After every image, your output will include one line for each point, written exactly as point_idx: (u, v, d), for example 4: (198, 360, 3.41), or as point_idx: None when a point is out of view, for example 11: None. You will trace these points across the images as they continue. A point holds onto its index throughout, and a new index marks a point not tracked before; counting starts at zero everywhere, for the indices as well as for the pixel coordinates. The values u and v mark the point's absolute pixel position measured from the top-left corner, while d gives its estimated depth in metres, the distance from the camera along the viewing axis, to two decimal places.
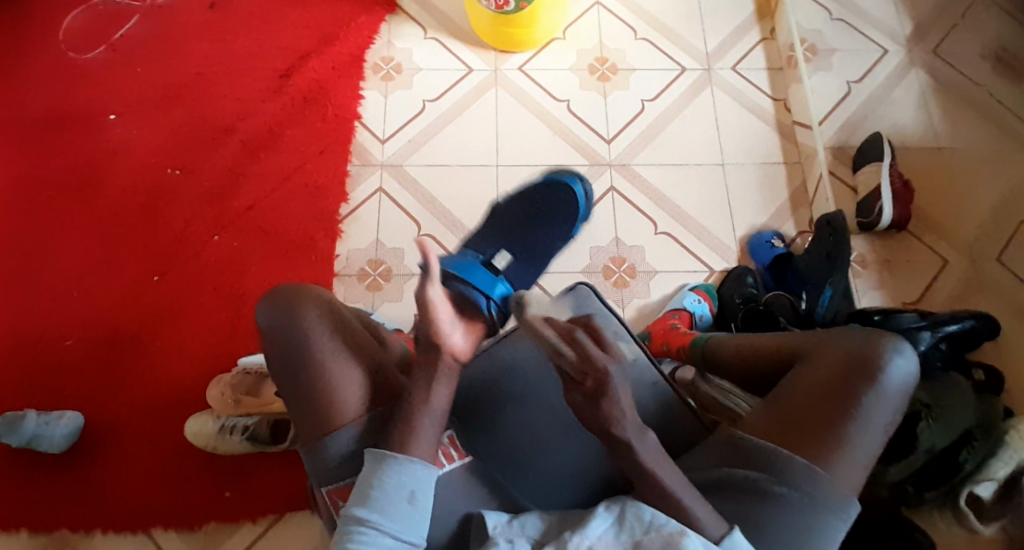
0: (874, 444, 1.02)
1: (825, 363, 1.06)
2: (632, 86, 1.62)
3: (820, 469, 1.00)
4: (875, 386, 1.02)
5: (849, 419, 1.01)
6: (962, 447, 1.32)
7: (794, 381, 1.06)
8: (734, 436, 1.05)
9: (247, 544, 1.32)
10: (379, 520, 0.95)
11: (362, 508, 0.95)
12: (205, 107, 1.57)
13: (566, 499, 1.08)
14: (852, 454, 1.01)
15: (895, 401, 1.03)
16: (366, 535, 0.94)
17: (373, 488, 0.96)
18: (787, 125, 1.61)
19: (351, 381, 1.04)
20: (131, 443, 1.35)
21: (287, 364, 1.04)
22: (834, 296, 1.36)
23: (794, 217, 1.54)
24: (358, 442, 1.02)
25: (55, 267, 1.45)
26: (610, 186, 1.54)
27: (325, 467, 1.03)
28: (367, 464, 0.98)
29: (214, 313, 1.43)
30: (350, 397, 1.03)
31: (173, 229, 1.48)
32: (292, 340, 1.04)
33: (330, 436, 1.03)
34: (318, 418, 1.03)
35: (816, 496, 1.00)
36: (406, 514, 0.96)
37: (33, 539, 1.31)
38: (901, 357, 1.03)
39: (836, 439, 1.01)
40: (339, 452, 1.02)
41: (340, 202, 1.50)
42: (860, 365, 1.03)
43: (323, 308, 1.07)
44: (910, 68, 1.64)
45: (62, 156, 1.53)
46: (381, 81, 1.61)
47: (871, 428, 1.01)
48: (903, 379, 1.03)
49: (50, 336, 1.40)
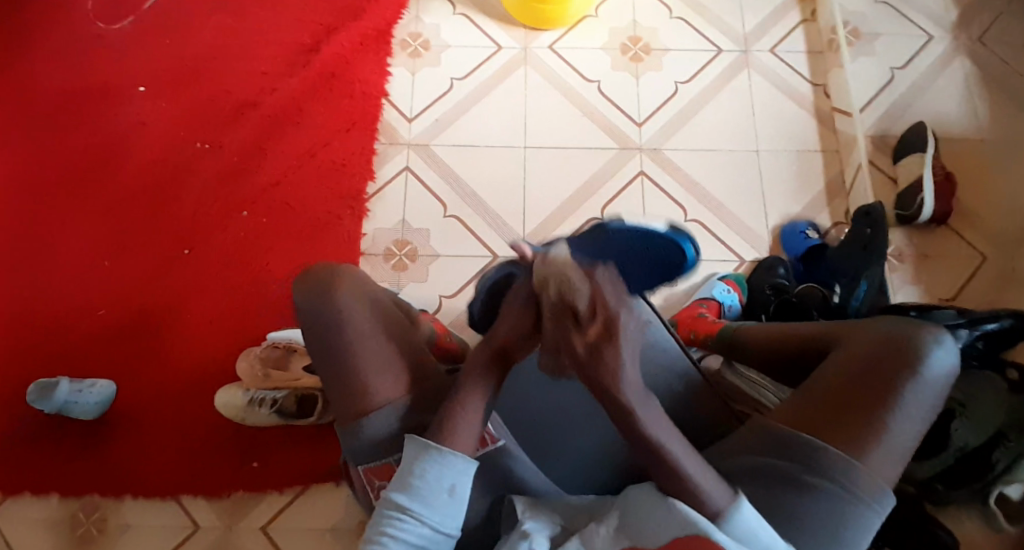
0: (911, 435, 1.01)
1: (864, 354, 1.05)
2: (665, 67, 1.59)
3: (856, 460, 0.99)
4: (915, 378, 1.01)
5: (886, 410, 1.00)
6: (995, 446, 1.30)
7: (831, 369, 1.06)
8: (766, 425, 1.04)
9: (273, 513, 1.35)
10: (419, 510, 0.93)
11: (404, 496, 0.94)
12: (236, 82, 1.58)
13: (588, 481, 1.08)
14: (888, 445, 1.00)
15: (934, 394, 1.02)
16: (406, 524, 0.93)
17: (415, 477, 0.94)
18: (825, 112, 1.57)
19: (381, 364, 1.04)
20: (160, 413, 1.39)
21: (318, 348, 1.05)
22: (869, 290, 1.31)
23: (829, 208, 1.50)
24: (387, 423, 1.02)
25: (90, 238, 1.48)
26: (640, 170, 1.51)
27: (358, 447, 1.04)
28: (410, 451, 0.95)
29: (242, 288, 1.45)
30: (379, 379, 1.03)
31: (204, 203, 1.50)
32: (323, 324, 1.04)
33: (361, 417, 1.03)
34: (350, 399, 1.04)
35: (850, 488, 0.99)
36: (447, 506, 0.94)
37: (66, 502, 1.35)
38: (943, 348, 1.02)
39: (873, 431, 1.00)
40: (370, 433, 1.02)
41: (367, 180, 1.50)
42: (899, 355, 1.03)
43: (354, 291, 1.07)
44: (955, 55, 1.59)
45: (95, 129, 1.55)
46: (409, 57, 1.60)
47: (908, 420, 1.01)
48: (944, 370, 1.02)
49: (81, 306, 1.44)
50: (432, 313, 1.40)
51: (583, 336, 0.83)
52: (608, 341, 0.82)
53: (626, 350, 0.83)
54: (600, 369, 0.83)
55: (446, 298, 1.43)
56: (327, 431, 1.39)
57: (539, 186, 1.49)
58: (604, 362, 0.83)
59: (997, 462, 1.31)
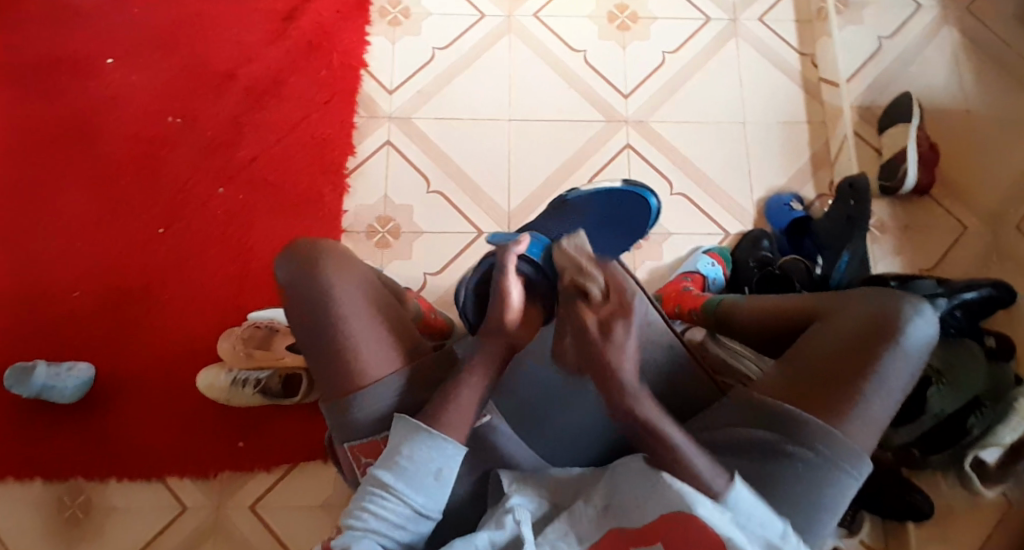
0: (888, 405, 1.03)
1: (846, 324, 1.07)
2: (653, 37, 1.56)
3: (836, 429, 1.01)
4: (895, 348, 1.03)
5: (864, 380, 1.03)
6: (971, 412, 1.33)
7: (809, 342, 1.08)
8: (749, 396, 1.06)
9: (262, 491, 1.34)
10: (403, 490, 0.95)
11: (389, 475, 0.96)
12: (207, 51, 1.53)
13: (582, 452, 1.07)
14: (868, 415, 1.02)
15: (914, 363, 1.04)
16: (389, 503, 0.95)
17: (403, 457, 0.96)
18: (813, 82, 1.56)
19: (373, 340, 1.04)
20: (142, 396, 1.36)
21: (310, 321, 1.05)
22: (851, 262, 1.33)
23: (814, 179, 1.50)
24: (377, 401, 1.02)
25: (60, 215, 1.43)
26: (626, 143, 1.49)
27: (348, 424, 1.03)
28: (397, 431, 0.98)
29: (220, 267, 1.41)
30: (371, 355, 1.04)
31: (179, 178, 1.45)
32: (315, 297, 1.05)
33: (352, 393, 1.03)
34: (340, 375, 1.04)
35: (829, 456, 1.01)
36: (431, 489, 0.96)
37: (49, 486, 1.33)
38: (921, 319, 1.05)
39: (850, 399, 1.02)
40: (365, 409, 1.02)
41: (347, 154, 1.47)
42: (878, 326, 1.05)
43: (345, 267, 1.07)
44: (942, 25, 1.58)
45: (61, 102, 1.49)
46: (388, 26, 1.55)
47: (889, 390, 1.03)
48: (922, 340, 1.05)
49: (53, 287, 1.40)
50: (417, 292, 1.38)
51: (596, 312, 0.89)
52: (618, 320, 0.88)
53: (632, 334, 0.88)
54: (603, 358, 0.88)
55: (431, 276, 1.41)
56: (314, 410, 1.38)
57: (524, 160, 1.47)
58: (615, 342, 0.88)
59: (973, 427, 1.33)
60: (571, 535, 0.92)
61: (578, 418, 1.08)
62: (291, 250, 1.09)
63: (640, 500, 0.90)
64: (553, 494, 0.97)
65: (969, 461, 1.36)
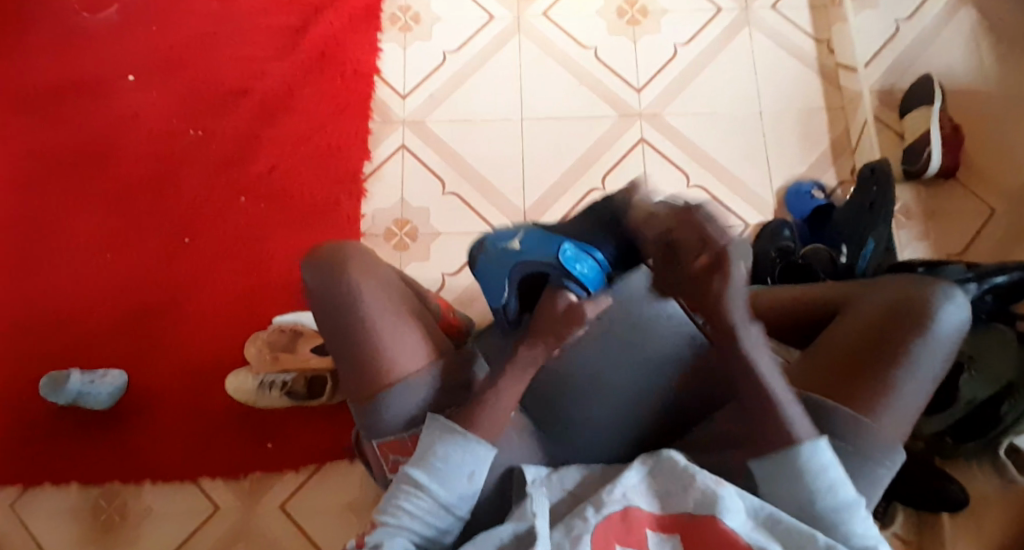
0: (921, 390, 1.03)
1: (872, 311, 1.06)
2: (662, 30, 1.56)
3: (866, 417, 1.01)
4: (924, 332, 1.03)
5: (895, 368, 1.02)
6: (1003, 400, 1.28)
7: (835, 330, 1.08)
8: None
9: (291, 491, 1.37)
10: (437, 491, 0.96)
11: (423, 475, 0.97)
12: (226, 65, 1.58)
13: (604, 451, 1.06)
14: (900, 402, 1.02)
15: (945, 347, 1.03)
16: (422, 501, 0.96)
17: (436, 458, 0.97)
18: (829, 68, 1.54)
19: (395, 343, 1.05)
20: (172, 400, 1.41)
21: (337, 325, 1.06)
22: (876, 249, 1.30)
23: (834, 166, 1.48)
24: (400, 404, 1.03)
25: (93, 229, 1.49)
26: (639, 137, 1.49)
27: (372, 425, 1.04)
28: (426, 430, 0.99)
29: (245, 274, 1.45)
30: (396, 355, 1.04)
31: (204, 190, 1.50)
32: (341, 301, 1.06)
33: (375, 395, 1.04)
34: (363, 376, 1.05)
35: (861, 445, 1.01)
36: (464, 488, 0.97)
37: (87, 490, 1.37)
38: (953, 303, 1.04)
39: (881, 387, 1.02)
40: (393, 409, 1.03)
41: (363, 160, 1.50)
42: (907, 313, 1.04)
43: (368, 269, 1.08)
44: (960, 5, 1.55)
45: (93, 122, 1.55)
46: (399, 32, 1.58)
47: (919, 376, 1.02)
48: (955, 325, 1.04)
49: (88, 300, 1.45)
50: (435, 292, 1.39)
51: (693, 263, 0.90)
52: (719, 267, 0.89)
53: (732, 281, 0.90)
54: (712, 288, 0.91)
55: (448, 275, 1.42)
56: (340, 412, 1.41)
57: (537, 158, 1.48)
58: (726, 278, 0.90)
59: (1007, 415, 1.29)
60: (585, 515, 0.92)
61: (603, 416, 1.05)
62: (314, 257, 1.10)
63: (670, 492, 0.94)
64: (579, 485, 0.98)
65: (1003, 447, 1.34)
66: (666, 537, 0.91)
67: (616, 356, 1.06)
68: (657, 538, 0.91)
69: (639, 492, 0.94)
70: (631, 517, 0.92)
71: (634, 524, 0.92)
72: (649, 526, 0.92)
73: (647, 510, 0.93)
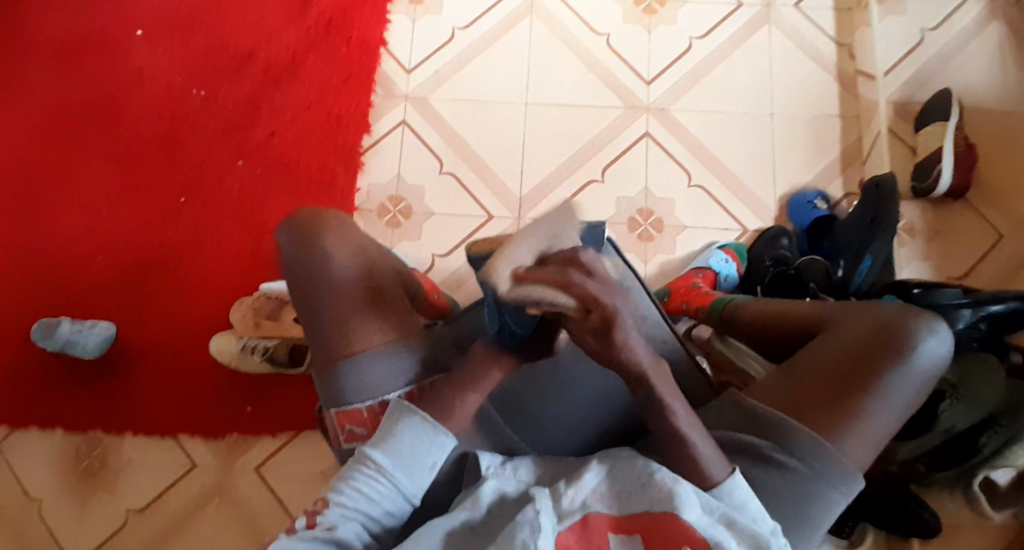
0: (888, 422, 1.01)
1: (854, 334, 1.04)
2: (679, 21, 1.52)
3: (829, 440, 0.99)
4: (899, 366, 1.01)
5: (865, 396, 1.00)
6: (983, 431, 1.24)
7: (810, 350, 1.05)
8: (741, 401, 1.03)
9: (267, 456, 1.39)
10: (397, 477, 0.92)
11: (384, 458, 0.93)
12: (233, 24, 1.56)
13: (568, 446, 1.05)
14: (865, 431, 0.99)
15: (918, 382, 1.02)
16: (379, 486, 0.92)
17: (400, 443, 0.94)
18: (848, 74, 1.49)
19: (373, 312, 1.05)
20: (157, 356, 1.42)
21: (307, 290, 1.06)
22: (873, 265, 1.28)
23: (841, 177, 1.44)
24: (361, 375, 1.02)
25: (91, 179, 1.49)
26: (644, 132, 1.47)
27: (334, 391, 1.03)
28: (393, 414, 0.96)
29: (237, 240, 1.45)
30: (363, 324, 1.04)
31: (202, 149, 1.50)
32: (313, 266, 1.06)
33: (342, 359, 1.03)
34: (328, 341, 1.04)
35: (818, 468, 0.98)
36: (424, 478, 0.94)
37: (71, 437, 1.40)
38: (935, 338, 1.02)
39: (850, 413, 0.99)
40: (354, 378, 1.02)
41: (363, 132, 1.49)
42: (885, 343, 1.02)
43: (345, 237, 1.09)
44: (990, 19, 1.50)
45: (97, 71, 1.55)
46: (410, 4, 1.55)
47: (888, 406, 1.01)
48: (933, 359, 1.03)
49: (80, 252, 1.46)
50: (422, 272, 1.39)
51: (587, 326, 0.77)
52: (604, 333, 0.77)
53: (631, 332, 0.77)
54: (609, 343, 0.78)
55: (438, 258, 1.42)
56: None
57: (538, 145, 1.46)
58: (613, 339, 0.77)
59: (985, 446, 1.24)
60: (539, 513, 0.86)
61: (585, 373, 1.07)
62: (296, 222, 1.11)
63: (627, 494, 0.88)
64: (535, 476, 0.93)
65: (977, 481, 1.28)
66: (626, 539, 0.86)
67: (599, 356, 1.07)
68: (618, 540, 0.86)
69: (600, 497, 0.89)
70: (591, 525, 0.87)
71: (594, 531, 0.86)
72: (610, 528, 0.86)
73: (605, 514, 0.88)
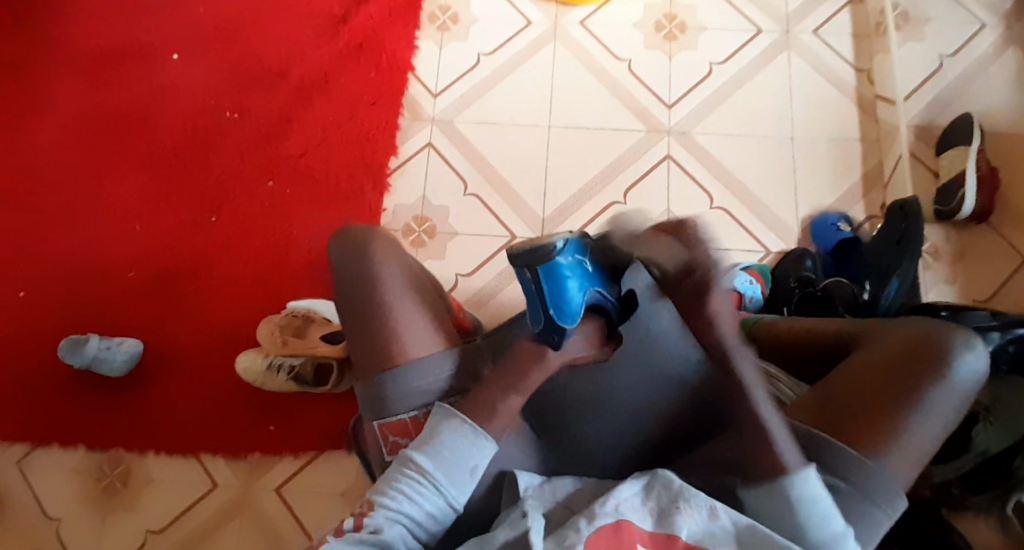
0: (930, 440, 0.99)
1: (890, 350, 1.04)
2: (700, 46, 1.55)
3: (870, 458, 0.98)
4: (940, 381, 1.00)
5: (905, 412, 0.99)
6: (1017, 454, 1.24)
7: (848, 369, 1.05)
8: (779, 419, 1.03)
9: (288, 475, 1.38)
10: (440, 479, 0.94)
11: (427, 461, 0.94)
12: (265, 50, 1.60)
13: (598, 462, 1.05)
14: (905, 448, 0.98)
15: (959, 397, 1.01)
16: (423, 488, 0.94)
17: (442, 446, 0.95)
18: (868, 99, 1.51)
19: (419, 324, 1.07)
20: (182, 372, 1.42)
21: (355, 302, 1.09)
22: (900, 288, 1.25)
23: (864, 200, 1.45)
24: (409, 384, 1.04)
25: (123, 199, 1.52)
26: (667, 154, 1.49)
27: (379, 402, 1.05)
28: (435, 417, 0.97)
29: (264, 257, 1.47)
30: (410, 335, 1.06)
31: (232, 170, 1.52)
32: (361, 279, 1.09)
33: (389, 370, 1.05)
34: (375, 353, 1.06)
35: (861, 486, 0.97)
36: (466, 482, 0.95)
37: (93, 453, 1.40)
38: (971, 353, 1.01)
39: (889, 429, 0.99)
40: (401, 388, 1.04)
41: (390, 154, 1.51)
42: (924, 358, 1.01)
43: (390, 252, 1.11)
44: (1009, 45, 1.52)
45: (131, 95, 1.59)
46: (437, 31, 1.59)
47: (929, 423, 0.99)
48: (971, 375, 1.01)
49: (110, 270, 1.48)
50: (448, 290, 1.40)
51: None
52: None
53: None
54: None
55: (462, 277, 1.43)
56: (344, 400, 1.41)
57: (562, 166, 1.48)
58: None
59: (1019, 469, 1.24)
60: (577, 526, 0.88)
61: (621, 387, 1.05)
62: (343, 239, 1.14)
63: (662, 511, 0.90)
64: (569, 497, 0.96)
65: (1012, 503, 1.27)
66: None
67: (636, 373, 1.05)
68: None
69: (632, 507, 0.90)
70: (623, 531, 0.87)
71: (624, 538, 0.87)
72: (640, 541, 0.87)
73: (639, 526, 0.89)
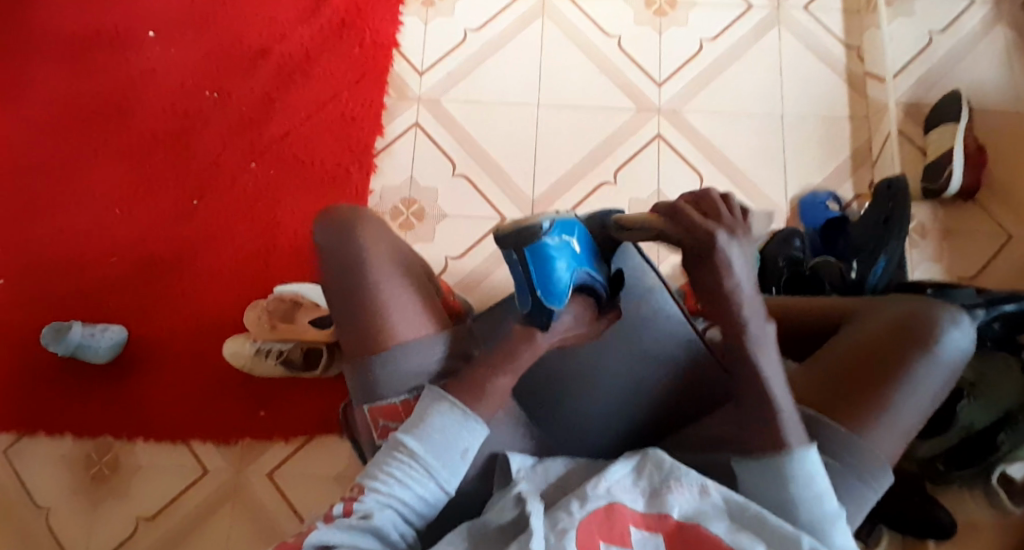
0: (918, 414, 0.98)
1: (877, 327, 1.03)
2: (690, 22, 1.54)
3: (861, 436, 0.96)
4: (928, 355, 0.99)
5: (894, 388, 0.98)
6: (1001, 429, 1.22)
7: (834, 347, 1.03)
8: None
9: (279, 460, 1.37)
10: (431, 463, 0.89)
11: (418, 444, 0.90)
12: (245, 27, 1.56)
13: (584, 443, 1.02)
14: (894, 425, 0.97)
15: (946, 373, 0.99)
16: (414, 472, 0.89)
17: (432, 428, 0.91)
18: (857, 76, 1.50)
19: (407, 305, 1.03)
20: (168, 359, 1.40)
21: (338, 281, 1.04)
22: (887, 266, 1.23)
23: (853, 177, 1.45)
24: (399, 367, 1.00)
25: (101, 181, 1.48)
26: (656, 133, 1.47)
27: (369, 384, 1.01)
28: (424, 400, 0.93)
29: (248, 240, 1.45)
30: (399, 317, 1.02)
31: (213, 151, 1.49)
32: (345, 256, 1.05)
33: (379, 352, 1.00)
34: (363, 335, 1.02)
35: (850, 463, 0.96)
36: (456, 465, 0.91)
37: (80, 442, 1.38)
38: (958, 328, 1.00)
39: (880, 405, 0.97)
40: (394, 371, 1.00)
41: (375, 135, 1.48)
42: (911, 333, 1.00)
43: (375, 229, 1.07)
44: (997, 21, 1.51)
45: (108, 74, 1.54)
46: (422, 6, 1.56)
47: (917, 397, 0.98)
48: (959, 350, 1.00)
49: (91, 255, 1.45)
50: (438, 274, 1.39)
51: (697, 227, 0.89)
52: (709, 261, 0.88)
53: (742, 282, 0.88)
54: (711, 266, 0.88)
55: (452, 259, 1.41)
56: (333, 386, 1.40)
57: (551, 146, 1.46)
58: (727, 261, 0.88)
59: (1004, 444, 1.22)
60: (570, 508, 0.85)
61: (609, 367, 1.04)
62: (328, 216, 1.09)
63: (658, 490, 0.87)
64: (562, 479, 0.93)
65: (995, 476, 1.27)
66: (650, 535, 0.84)
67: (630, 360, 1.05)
68: (641, 535, 0.84)
69: (624, 488, 0.88)
70: (615, 513, 0.85)
71: (617, 521, 0.84)
72: (633, 523, 0.85)
73: (632, 507, 0.86)
